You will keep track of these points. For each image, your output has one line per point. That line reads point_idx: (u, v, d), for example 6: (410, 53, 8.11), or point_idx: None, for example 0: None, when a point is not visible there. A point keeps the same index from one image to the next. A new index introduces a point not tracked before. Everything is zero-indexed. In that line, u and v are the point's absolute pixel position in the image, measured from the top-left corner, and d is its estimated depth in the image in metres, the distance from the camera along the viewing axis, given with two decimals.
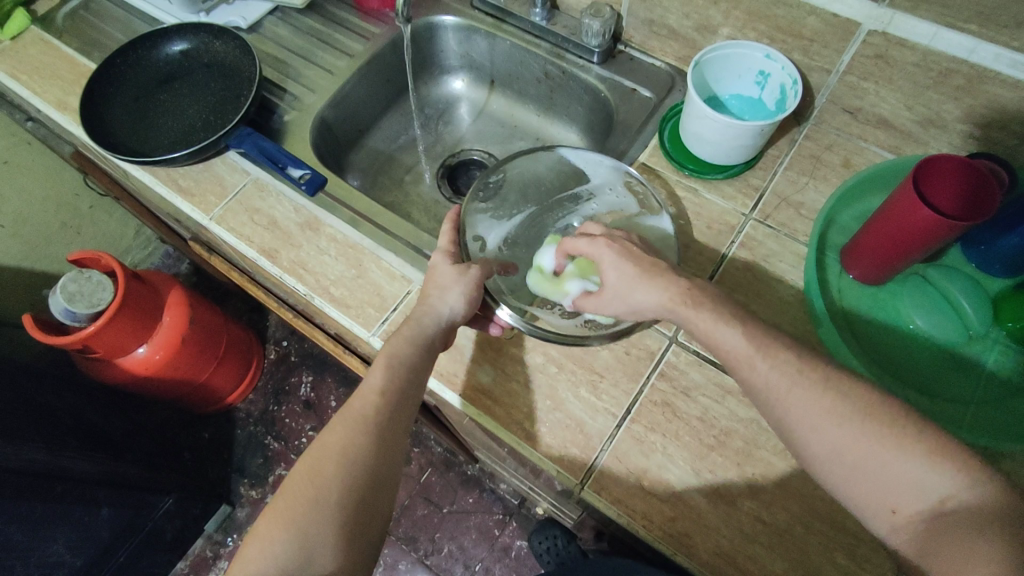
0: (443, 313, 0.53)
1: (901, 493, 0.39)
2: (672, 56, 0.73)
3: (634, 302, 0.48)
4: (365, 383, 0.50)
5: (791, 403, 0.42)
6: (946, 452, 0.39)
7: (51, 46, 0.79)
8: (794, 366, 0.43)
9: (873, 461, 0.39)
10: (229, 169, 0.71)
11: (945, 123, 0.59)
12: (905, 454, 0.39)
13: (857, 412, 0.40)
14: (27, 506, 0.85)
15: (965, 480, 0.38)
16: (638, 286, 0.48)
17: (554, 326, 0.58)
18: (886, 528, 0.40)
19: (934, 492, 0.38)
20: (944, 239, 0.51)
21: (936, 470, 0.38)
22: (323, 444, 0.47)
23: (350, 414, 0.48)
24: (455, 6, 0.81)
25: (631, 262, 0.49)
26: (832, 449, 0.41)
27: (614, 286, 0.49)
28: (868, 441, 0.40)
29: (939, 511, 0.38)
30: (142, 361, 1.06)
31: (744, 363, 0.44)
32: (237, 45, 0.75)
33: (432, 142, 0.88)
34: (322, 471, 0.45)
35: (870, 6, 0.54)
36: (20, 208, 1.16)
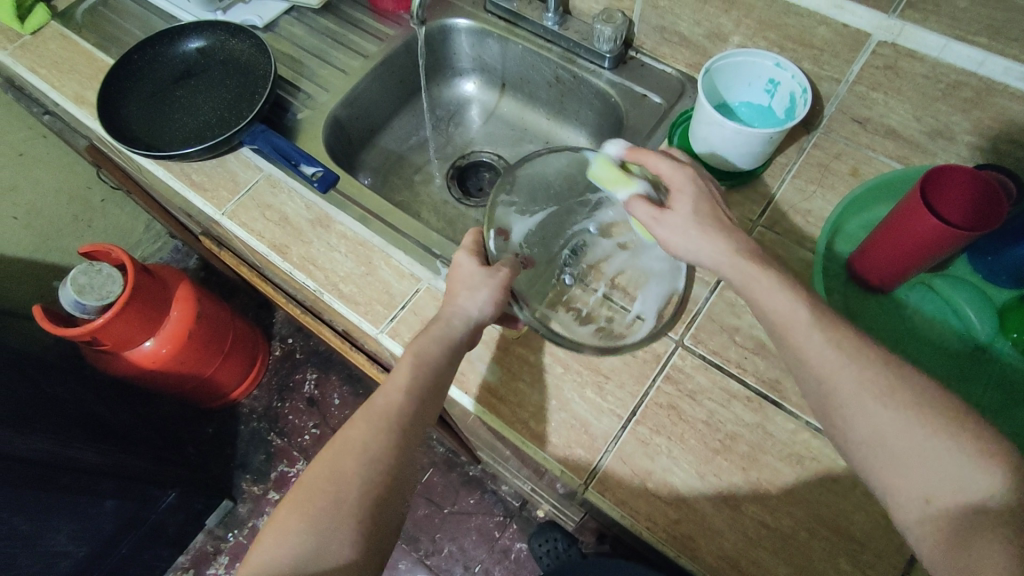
0: (469, 313, 0.53)
1: (938, 485, 0.39)
2: (683, 63, 0.74)
3: (700, 239, 0.50)
4: (390, 380, 0.50)
5: (837, 377, 0.43)
6: (989, 450, 0.39)
7: (69, 41, 0.80)
8: (847, 342, 0.44)
9: (916, 447, 0.40)
10: (242, 166, 0.72)
11: (953, 134, 0.59)
12: (949, 446, 0.39)
13: (908, 396, 0.41)
14: (35, 496, 0.86)
15: (1002, 481, 0.38)
16: (711, 229, 0.50)
17: (569, 330, 0.59)
18: (910, 518, 0.40)
19: (971, 489, 0.38)
20: (949, 249, 0.52)
21: (978, 468, 0.38)
22: (345, 440, 0.48)
23: (374, 410, 0.49)
24: (468, 9, 0.82)
25: (709, 209, 0.51)
26: (874, 429, 0.41)
27: (685, 219, 0.51)
28: (915, 428, 0.40)
29: (976, 509, 0.38)
30: (149, 355, 1.07)
31: (799, 328, 0.45)
32: (253, 43, 0.76)
33: (442, 143, 0.89)
34: (342, 467, 0.46)
35: (880, 17, 0.54)
36: (33, 200, 1.18)
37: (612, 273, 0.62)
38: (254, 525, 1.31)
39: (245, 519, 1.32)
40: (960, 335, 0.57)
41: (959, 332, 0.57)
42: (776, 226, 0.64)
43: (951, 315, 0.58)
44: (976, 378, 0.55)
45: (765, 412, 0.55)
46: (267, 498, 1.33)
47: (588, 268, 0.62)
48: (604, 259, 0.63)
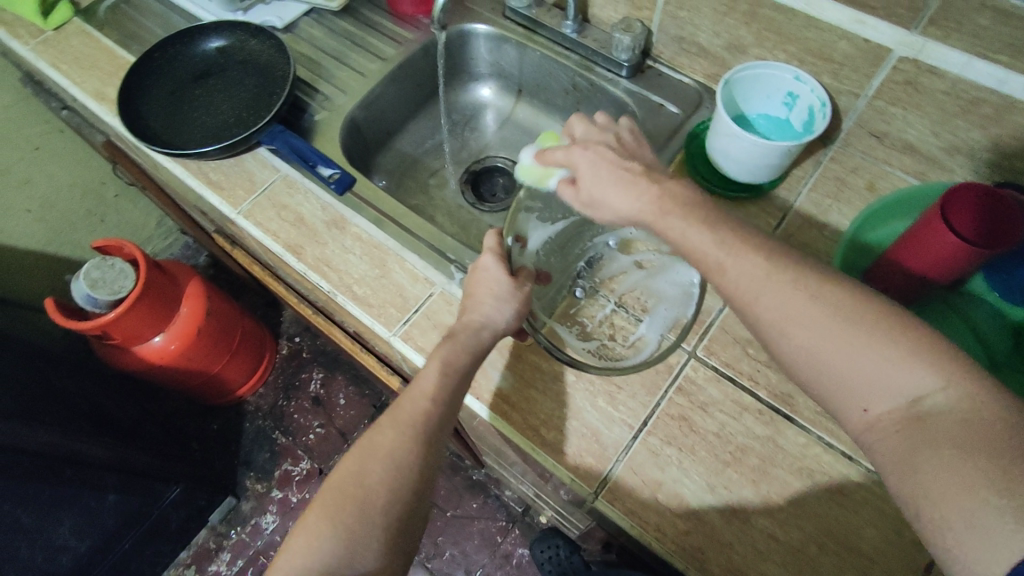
0: (495, 322, 0.54)
1: (873, 392, 0.37)
2: (700, 73, 0.74)
3: (611, 206, 0.49)
4: (417, 386, 0.50)
5: (758, 306, 0.41)
6: (921, 349, 0.36)
7: (91, 38, 0.81)
8: (762, 267, 0.42)
9: (843, 360, 0.38)
10: (259, 166, 0.72)
11: (971, 151, 0.59)
12: (878, 351, 0.37)
13: (829, 310, 0.39)
14: (37, 488, 0.86)
15: (939, 380, 0.36)
16: (614, 190, 0.49)
17: (572, 344, 0.60)
18: (859, 429, 0.39)
19: (908, 391, 0.36)
20: (967, 266, 0.52)
21: (911, 368, 0.36)
22: (372, 444, 0.47)
23: (401, 418, 0.49)
24: (487, 16, 0.82)
25: (607, 170, 0.50)
26: (801, 348, 0.40)
27: (591, 190, 0.50)
28: (839, 340, 0.38)
29: (914, 413, 0.36)
30: (158, 351, 1.07)
31: (714, 268, 0.43)
32: (273, 44, 0.77)
33: (457, 147, 0.89)
34: (369, 472, 0.46)
35: (901, 33, 0.54)
36: (47, 194, 1.19)
37: (622, 291, 0.62)
38: (256, 523, 1.32)
39: (248, 517, 1.33)
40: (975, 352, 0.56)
41: (974, 349, 0.56)
42: (793, 237, 0.64)
43: (967, 332, 0.57)
44: None
45: (777, 425, 0.55)
46: (270, 497, 1.34)
47: (600, 282, 0.63)
48: (618, 276, 0.63)
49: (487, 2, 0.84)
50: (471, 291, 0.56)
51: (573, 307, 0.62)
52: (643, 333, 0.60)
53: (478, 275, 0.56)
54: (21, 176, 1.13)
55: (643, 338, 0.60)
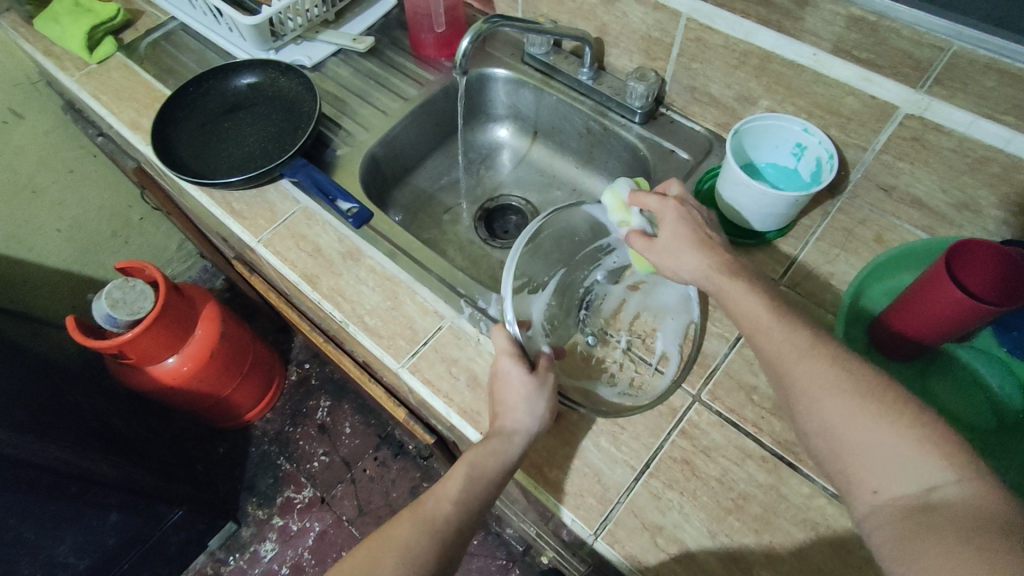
0: (527, 426, 0.53)
1: (887, 477, 0.40)
2: (711, 122, 0.76)
3: (676, 261, 0.54)
4: (442, 488, 0.52)
5: (796, 376, 0.44)
6: (937, 443, 0.39)
7: (131, 71, 0.86)
8: (807, 340, 0.45)
9: (862, 440, 0.41)
10: (281, 197, 0.74)
11: (978, 208, 0.60)
12: (900, 439, 0.40)
13: (859, 392, 0.42)
14: (41, 504, 0.87)
15: (951, 472, 0.38)
16: (684, 253, 0.53)
17: (604, 395, 0.59)
18: (864, 510, 0.40)
19: (919, 478, 0.38)
20: (971, 323, 0.52)
21: (926, 458, 0.39)
22: (390, 537, 0.49)
23: (423, 515, 0.50)
24: (507, 61, 0.86)
25: (689, 232, 0.54)
26: (828, 423, 0.42)
27: (667, 244, 0.54)
28: (864, 418, 0.41)
29: (924, 502, 0.38)
30: (170, 371, 1.09)
31: (762, 332, 0.47)
32: (301, 81, 0.81)
33: (472, 185, 0.91)
34: (382, 566, 0.47)
35: (908, 91, 0.56)
36: (77, 215, 1.23)
37: (628, 320, 0.63)
38: (255, 550, 1.31)
39: (247, 543, 1.32)
40: (983, 408, 0.55)
41: (982, 406, 0.55)
42: (799, 284, 0.65)
43: (975, 388, 0.56)
44: (1003, 458, 0.53)
45: (780, 473, 0.54)
46: (271, 524, 1.33)
47: (606, 321, 0.63)
48: (618, 308, 0.64)
49: (507, 48, 0.87)
50: (500, 398, 0.55)
51: (589, 357, 0.61)
52: (664, 349, 0.61)
53: (505, 380, 0.55)
54: (54, 197, 1.17)
55: (667, 353, 0.61)
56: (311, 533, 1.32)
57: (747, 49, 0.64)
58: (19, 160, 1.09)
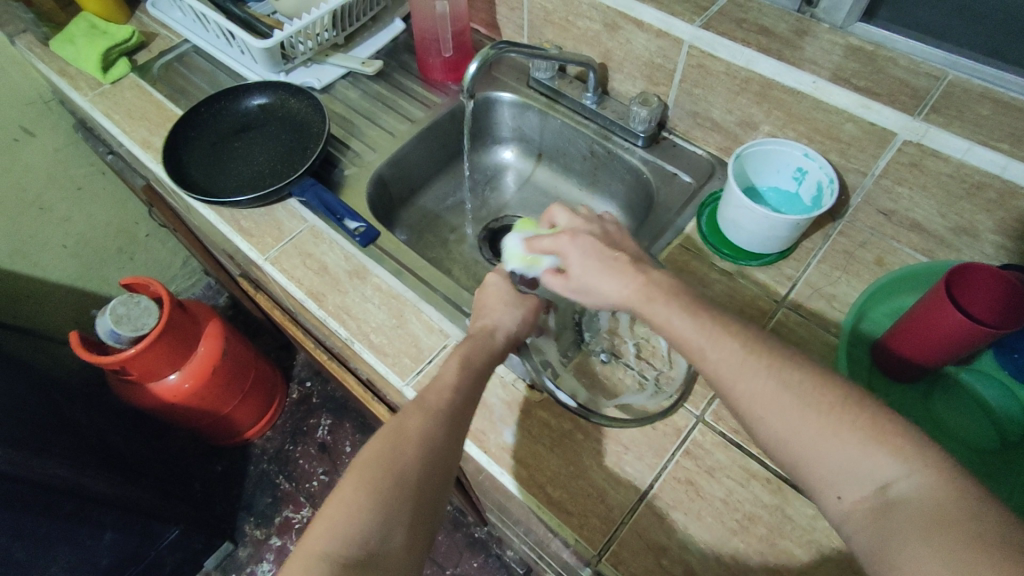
0: (507, 325, 0.58)
1: (846, 482, 0.37)
2: (713, 146, 0.77)
3: (598, 293, 0.51)
4: (440, 379, 0.51)
5: (740, 395, 0.42)
6: (886, 438, 0.37)
7: (144, 91, 0.88)
8: (739, 353, 0.43)
9: (811, 448, 0.39)
10: (288, 215, 0.75)
11: (977, 232, 0.61)
12: (848, 441, 0.38)
13: (800, 396, 0.40)
14: (35, 523, 0.86)
15: (904, 466, 0.36)
16: (601, 280, 0.51)
17: (641, 402, 0.60)
18: (834, 516, 0.38)
19: (877, 479, 0.37)
20: (972, 347, 0.53)
21: (879, 456, 0.37)
22: (405, 428, 0.47)
23: (428, 406, 0.49)
24: (513, 85, 0.88)
25: (595, 259, 0.51)
26: (779, 436, 0.40)
27: (580, 278, 0.52)
28: (809, 427, 0.39)
29: (884, 501, 0.36)
30: (172, 389, 1.09)
31: (695, 352, 0.45)
32: (311, 103, 0.82)
33: (477, 205, 0.92)
34: (405, 454, 0.45)
35: (906, 118, 0.57)
36: (84, 231, 1.24)
37: (626, 326, 0.65)
38: (252, 571, 1.29)
39: (243, 564, 1.30)
40: (987, 431, 0.55)
41: (986, 428, 0.56)
42: (801, 306, 0.65)
43: (978, 410, 0.56)
44: (1010, 480, 0.52)
45: (785, 494, 0.54)
46: (268, 544, 1.31)
47: (609, 335, 0.66)
48: (614, 320, 0.66)
49: (513, 73, 0.89)
50: (481, 303, 0.60)
51: (604, 371, 0.63)
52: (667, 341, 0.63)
53: (487, 290, 0.61)
54: (62, 214, 1.19)
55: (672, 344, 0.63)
56: None
57: (747, 76, 0.66)
58: (29, 177, 1.11)
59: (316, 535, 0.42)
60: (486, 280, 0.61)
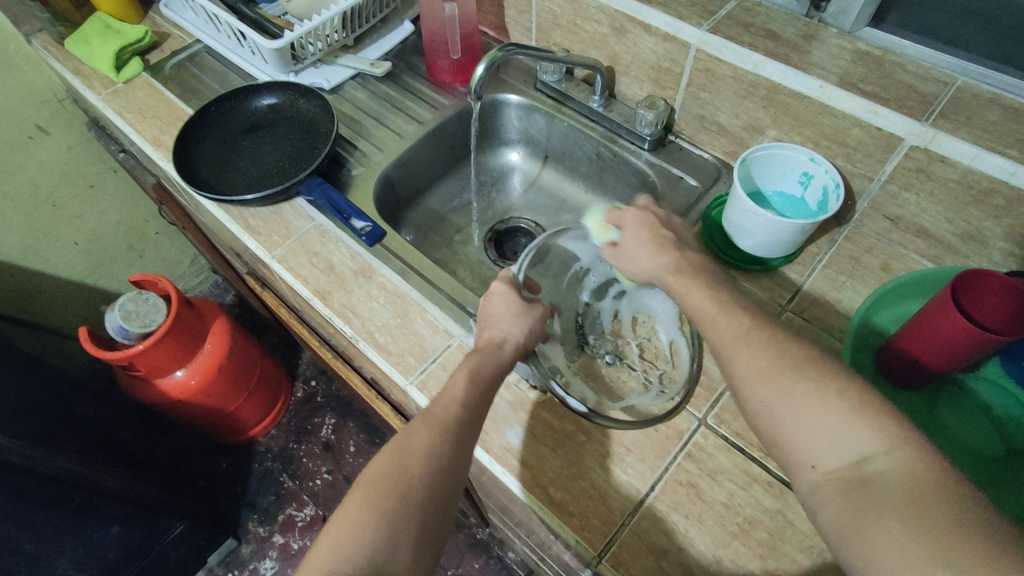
0: (515, 337, 0.57)
1: (824, 451, 0.38)
2: (719, 150, 0.77)
3: (634, 263, 0.56)
4: (446, 393, 0.51)
5: (736, 361, 0.43)
6: (873, 419, 0.37)
7: (156, 90, 0.89)
8: (745, 326, 0.44)
9: (796, 417, 0.39)
10: (296, 214, 0.76)
11: (985, 239, 0.61)
12: (832, 412, 0.38)
13: (797, 371, 0.40)
14: (42, 516, 0.87)
15: (885, 442, 0.36)
16: (639, 253, 0.56)
17: (649, 403, 0.60)
18: (804, 486, 0.39)
19: (856, 455, 0.37)
20: (977, 354, 0.52)
21: (862, 433, 0.37)
22: (409, 443, 0.47)
23: (436, 420, 0.49)
24: (520, 87, 0.88)
25: (646, 235, 0.56)
26: (765, 403, 0.41)
27: (625, 246, 0.57)
28: (798, 396, 0.39)
29: (860, 476, 0.36)
30: (178, 385, 1.10)
31: (706, 320, 0.46)
32: (320, 104, 0.83)
33: (483, 207, 0.93)
34: (410, 469, 0.46)
35: (913, 123, 0.57)
36: (95, 228, 1.26)
37: (628, 327, 0.67)
38: (254, 568, 1.30)
39: (246, 561, 1.31)
40: (992, 439, 0.55)
41: (991, 436, 0.55)
42: (806, 311, 0.65)
43: (983, 418, 0.56)
44: (1014, 490, 0.52)
45: (787, 499, 0.54)
46: (271, 542, 1.32)
47: (611, 337, 0.66)
48: (616, 322, 0.67)
49: (520, 75, 0.90)
50: (488, 313, 0.59)
51: (609, 373, 0.64)
52: (668, 340, 0.64)
53: (493, 299, 0.59)
54: (73, 211, 1.20)
55: (674, 343, 0.64)
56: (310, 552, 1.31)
57: (754, 80, 0.66)
58: (42, 174, 1.12)
59: (324, 551, 0.42)
60: (494, 285, 0.61)
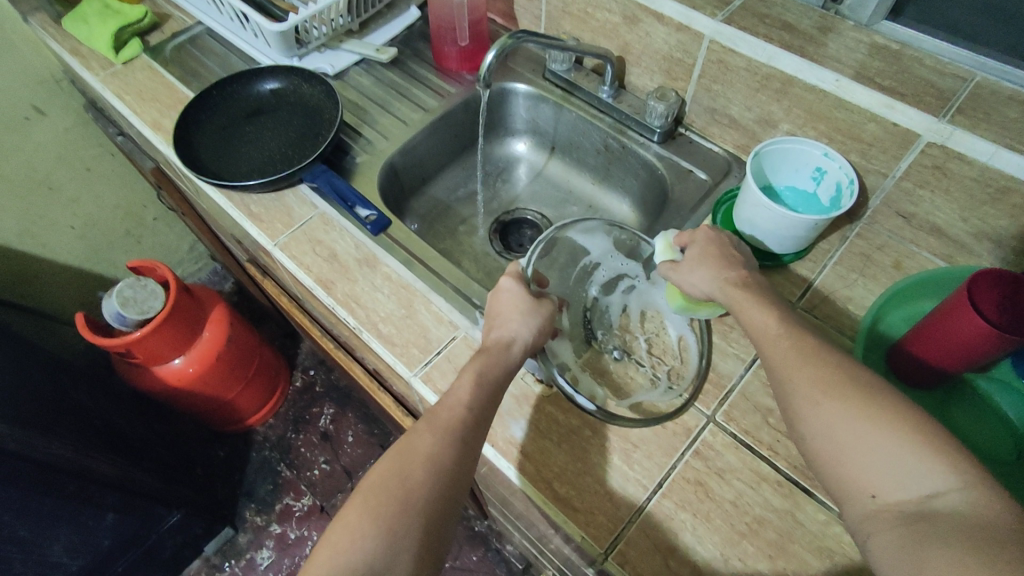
0: (523, 337, 0.56)
1: (884, 480, 0.37)
2: (730, 143, 0.76)
3: (694, 277, 0.54)
4: (451, 395, 0.50)
5: (795, 383, 0.43)
6: (941, 451, 0.36)
7: (156, 73, 0.87)
8: (812, 352, 0.44)
9: (860, 445, 0.39)
10: (299, 201, 0.75)
11: (999, 238, 0.60)
12: (896, 441, 0.37)
13: (860, 395, 0.40)
14: (39, 502, 0.86)
15: (956, 481, 0.35)
16: (703, 269, 0.54)
17: (657, 399, 0.59)
18: (859, 516, 0.38)
19: (921, 486, 0.36)
20: (992, 354, 0.52)
21: (928, 464, 0.36)
22: (411, 450, 0.47)
23: (439, 425, 0.48)
24: (529, 76, 0.87)
25: (711, 251, 0.55)
26: (825, 425, 0.40)
27: (688, 259, 0.55)
28: (862, 422, 0.39)
29: (925, 509, 0.35)
30: (176, 372, 1.08)
31: (771, 341, 0.46)
32: (324, 89, 0.81)
33: (489, 198, 0.92)
34: (411, 476, 0.45)
35: (930, 119, 0.56)
36: (92, 213, 1.24)
37: (637, 321, 0.66)
38: (251, 557, 1.29)
39: (243, 550, 1.30)
40: (1003, 442, 0.54)
41: (1002, 438, 0.55)
42: (815, 308, 0.64)
43: (994, 421, 0.55)
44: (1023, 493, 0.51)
45: (796, 498, 0.53)
46: (268, 531, 1.31)
47: (620, 331, 0.65)
48: (625, 316, 0.66)
49: (528, 64, 0.88)
50: (496, 311, 0.57)
51: (617, 369, 0.62)
52: (678, 334, 0.64)
53: (502, 296, 0.58)
54: (70, 195, 1.18)
55: (683, 337, 0.63)
56: (308, 542, 1.30)
57: (769, 73, 0.65)
58: (38, 157, 1.10)
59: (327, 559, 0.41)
60: (504, 280, 0.59)
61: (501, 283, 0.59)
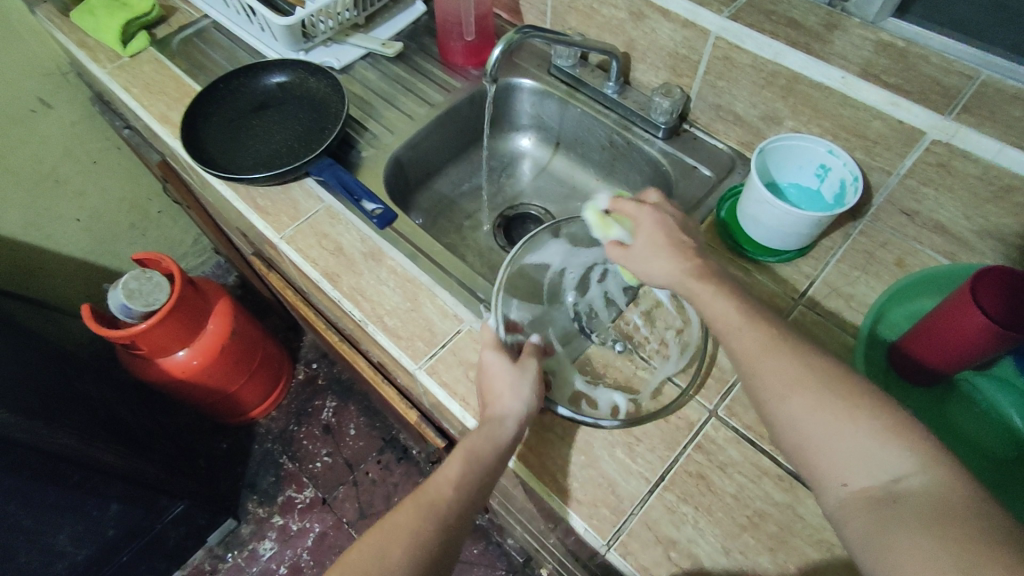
0: (518, 411, 0.54)
1: (855, 467, 0.38)
2: (734, 140, 0.77)
3: (652, 266, 0.52)
4: (441, 473, 0.52)
5: (757, 373, 0.44)
6: (904, 434, 0.38)
7: (163, 66, 0.87)
8: (768, 337, 0.44)
9: (828, 434, 0.40)
10: (305, 195, 0.75)
11: (1002, 236, 0.60)
12: (860, 428, 0.39)
13: (824, 385, 0.41)
14: (40, 495, 0.88)
15: (917, 463, 0.37)
16: (662, 257, 0.52)
17: (663, 372, 0.61)
18: (834, 503, 0.39)
19: (889, 471, 0.37)
20: (993, 351, 0.52)
21: (892, 449, 0.38)
22: (393, 526, 0.49)
23: (423, 501, 0.50)
24: (534, 71, 0.87)
25: (663, 236, 0.53)
26: (794, 417, 0.41)
27: (642, 247, 0.54)
28: (826, 412, 0.40)
29: (893, 493, 0.36)
30: (180, 365, 1.09)
31: (731, 329, 0.46)
32: (330, 83, 0.82)
33: (493, 192, 0.92)
34: (390, 555, 0.47)
35: (935, 117, 0.56)
36: (98, 206, 1.25)
37: (625, 303, 0.66)
38: (253, 549, 1.30)
39: (246, 541, 1.31)
40: (1002, 439, 0.55)
41: (1001, 436, 0.55)
42: (818, 305, 0.65)
43: (995, 418, 0.56)
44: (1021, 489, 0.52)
45: (796, 492, 0.54)
46: (270, 523, 1.32)
47: (613, 321, 0.65)
48: (607, 305, 0.67)
49: (533, 59, 0.89)
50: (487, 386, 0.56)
51: (623, 362, 0.62)
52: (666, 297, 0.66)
53: (488, 370, 0.56)
54: (77, 187, 1.19)
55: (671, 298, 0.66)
56: (310, 534, 1.31)
57: (775, 70, 0.65)
58: (44, 150, 1.10)
59: None
60: (484, 356, 0.57)
61: (486, 355, 0.57)
